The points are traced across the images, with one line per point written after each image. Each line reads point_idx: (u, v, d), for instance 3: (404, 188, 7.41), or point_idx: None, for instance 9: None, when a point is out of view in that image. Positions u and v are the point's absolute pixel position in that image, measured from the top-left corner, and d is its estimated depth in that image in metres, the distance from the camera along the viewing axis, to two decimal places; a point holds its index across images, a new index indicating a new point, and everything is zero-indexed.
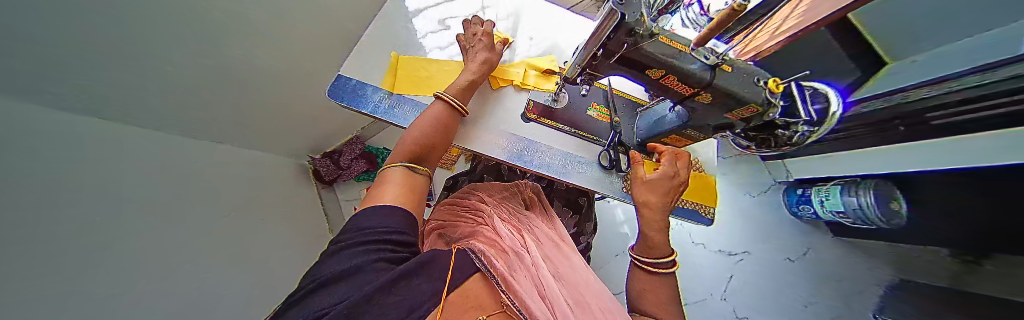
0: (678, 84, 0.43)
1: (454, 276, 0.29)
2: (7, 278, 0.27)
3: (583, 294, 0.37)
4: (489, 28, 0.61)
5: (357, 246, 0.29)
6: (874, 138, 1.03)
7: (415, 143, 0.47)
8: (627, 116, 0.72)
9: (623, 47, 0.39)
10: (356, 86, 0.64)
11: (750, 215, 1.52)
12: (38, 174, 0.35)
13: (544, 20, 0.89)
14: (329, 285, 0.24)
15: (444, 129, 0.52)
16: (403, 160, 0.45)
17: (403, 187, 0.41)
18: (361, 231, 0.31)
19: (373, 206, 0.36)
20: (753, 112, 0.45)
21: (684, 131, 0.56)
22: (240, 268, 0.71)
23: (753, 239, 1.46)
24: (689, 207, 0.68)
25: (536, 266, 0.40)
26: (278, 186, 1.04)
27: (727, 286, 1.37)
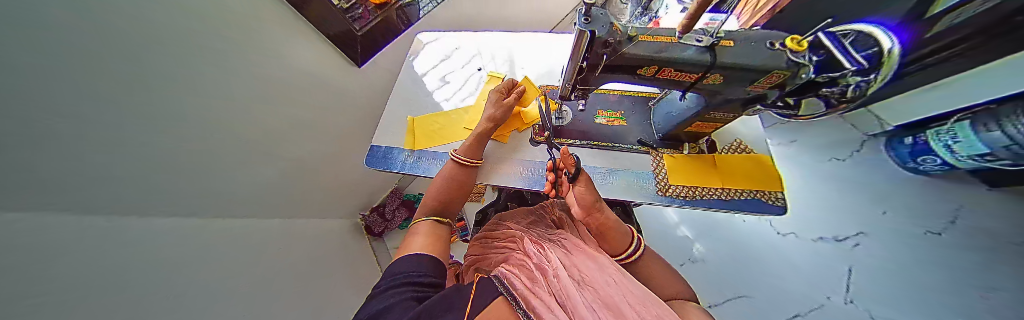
0: (679, 74, 0.41)
1: (473, 307, 0.28)
2: None
3: (613, 295, 0.32)
4: (502, 85, 0.66)
5: (389, 290, 0.32)
6: (974, 58, 0.81)
7: (434, 201, 0.51)
8: (641, 114, 0.68)
9: (604, 58, 0.40)
10: (385, 151, 0.73)
11: (846, 185, 1.22)
12: (117, 269, 0.39)
13: (533, 49, 0.94)
14: None
15: (460, 185, 0.56)
16: (428, 214, 0.50)
17: (430, 237, 0.44)
18: (391, 277, 0.35)
19: (404, 255, 0.40)
20: (780, 79, 0.39)
21: (706, 116, 0.51)
22: None
23: (864, 212, 1.15)
24: (747, 197, 0.58)
25: (559, 279, 0.37)
26: (341, 246, 1.16)
27: (850, 279, 1.03)
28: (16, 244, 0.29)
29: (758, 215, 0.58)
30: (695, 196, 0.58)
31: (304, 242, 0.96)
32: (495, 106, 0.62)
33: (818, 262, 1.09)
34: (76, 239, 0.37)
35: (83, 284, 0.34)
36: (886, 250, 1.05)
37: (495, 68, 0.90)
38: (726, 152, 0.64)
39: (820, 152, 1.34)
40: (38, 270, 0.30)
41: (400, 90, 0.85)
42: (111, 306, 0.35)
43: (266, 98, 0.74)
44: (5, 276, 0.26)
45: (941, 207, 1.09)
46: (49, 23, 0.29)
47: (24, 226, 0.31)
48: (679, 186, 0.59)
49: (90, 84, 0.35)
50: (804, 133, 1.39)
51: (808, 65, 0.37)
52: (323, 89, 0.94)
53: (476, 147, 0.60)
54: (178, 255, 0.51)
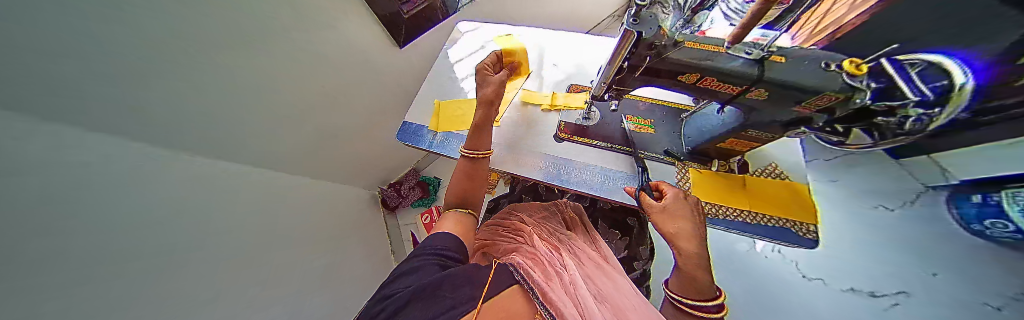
0: (721, 84, 0.40)
1: (490, 288, 0.31)
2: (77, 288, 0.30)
3: (629, 314, 0.38)
4: (490, 61, 0.62)
5: (422, 253, 0.37)
6: None
7: (454, 195, 0.54)
8: (671, 126, 0.67)
9: (646, 60, 0.41)
10: (416, 128, 0.78)
11: (895, 235, 1.10)
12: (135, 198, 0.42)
13: (568, 49, 0.95)
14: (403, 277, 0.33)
15: (475, 179, 0.57)
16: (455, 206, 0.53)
17: (459, 223, 0.49)
18: (425, 244, 0.40)
19: (437, 231, 0.45)
20: (830, 101, 0.37)
21: (743, 133, 0.50)
22: (323, 283, 0.82)
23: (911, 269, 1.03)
24: (775, 225, 0.55)
25: (576, 286, 0.43)
26: (356, 212, 1.24)
27: None
28: (62, 173, 0.33)
29: (784, 245, 0.55)
30: (718, 215, 0.56)
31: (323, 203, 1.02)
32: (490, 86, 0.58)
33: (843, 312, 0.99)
34: (126, 166, 0.43)
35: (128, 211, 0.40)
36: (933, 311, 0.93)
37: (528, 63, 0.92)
38: (758, 175, 0.61)
39: (866, 197, 1.22)
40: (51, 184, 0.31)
41: (436, 74, 0.90)
42: (136, 245, 0.39)
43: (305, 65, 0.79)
44: (48, 201, 0.30)
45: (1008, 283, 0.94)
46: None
47: (83, 163, 0.36)
48: (703, 201, 0.58)
49: (111, 46, 0.40)
50: (852, 176, 1.28)
51: (865, 90, 0.35)
52: (361, 62, 1.00)
53: (475, 139, 0.60)
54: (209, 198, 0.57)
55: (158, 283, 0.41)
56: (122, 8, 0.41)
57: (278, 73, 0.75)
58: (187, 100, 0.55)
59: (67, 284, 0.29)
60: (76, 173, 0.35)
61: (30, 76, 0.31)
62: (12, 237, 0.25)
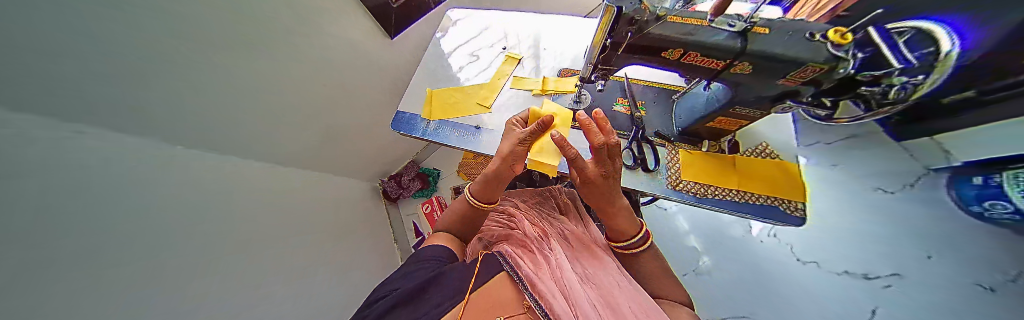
0: (705, 59, 0.40)
1: (477, 278, 0.38)
2: (68, 264, 0.30)
3: (615, 295, 0.41)
4: (523, 115, 0.59)
5: (415, 260, 0.45)
6: None
7: (445, 227, 0.58)
8: (662, 108, 0.66)
9: (628, 37, 0.40)
10: (409, 117, 0.79)
11: (912, 208, 0.82)
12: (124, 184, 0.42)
13: (561, 34, 0.94)
14: (402, 276, 0.42)
15: (468, 223, 0.58)
16: (444, 228, 0.58)
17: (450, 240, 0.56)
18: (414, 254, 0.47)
19: (432, 243, 0.51)
20: (814, 73, 0.37)
21: (731, 110, 0.49)
22: (326, 273, 0.83)
23: None
24: (764, 203, 0.56)
25: (562, 269, 0.45)
26: (357, 204, 1.25)
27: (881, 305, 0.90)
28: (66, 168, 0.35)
29: (773, 223, 0.55)
30: (707, 195, 0.57)
31: (321, 195, 1.03)
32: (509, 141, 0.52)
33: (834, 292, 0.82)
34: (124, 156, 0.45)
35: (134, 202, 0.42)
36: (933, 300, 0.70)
37: (521, 49, 0.91)
38: (749, 155, 0.61)
39: (865, 175, 0.93)
40: (39, 166, 0.31)
41: (429, 62, 0.89)
42: (133, 227, 0.40)
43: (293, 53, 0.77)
44: (60, 196, 0.32)
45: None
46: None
47: (65, 146, 0.35)
48: (693, 182, 0.58)
49: (111, 46, 0.40)
50: (857, 154, 0.98)
51: (849, 60, 0.35)
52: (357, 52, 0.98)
53: (487, 188, 0.54)
54: (210, 191, 0.59)
55: (157, 267, 0.41)
56: (122, 8, 0.40)
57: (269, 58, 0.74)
58: (186, 99, 0.55)
59: (82, 275, 0.31)
60: (77, 175, 0.35)
61: (30, 74, 0.31)
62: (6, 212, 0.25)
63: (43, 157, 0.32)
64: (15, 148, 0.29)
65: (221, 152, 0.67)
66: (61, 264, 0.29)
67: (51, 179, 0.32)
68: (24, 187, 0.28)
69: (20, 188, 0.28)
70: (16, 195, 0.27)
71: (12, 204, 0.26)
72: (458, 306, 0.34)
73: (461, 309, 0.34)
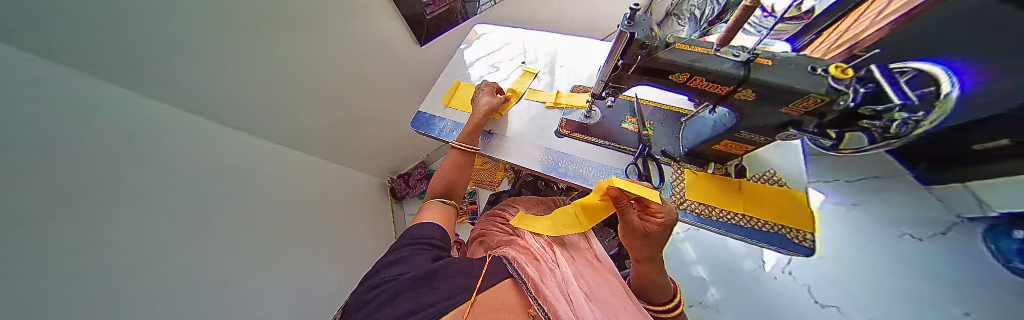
0: (710, 84, 0.43)
1: (485, 279, 0.38)
2: (72, 229, 0.31)
3: (619, 314, 0.42)
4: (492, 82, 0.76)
5: (408, 245, 0.45)
6: None
7: (439, 186, 0.60)
8: (670, 129, 0.68)
9: (638, 59, 0.44)
10: (428, 118, 0.84)
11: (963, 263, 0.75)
12: (141, 157, 0.45)
13: (577, 54, 0.99)
14: (400, 264, 0.41)
15: (461, 169, 0.64)
16: (440, 196, 0.59)
17: (444, 212, 0.57)
18: (410, 237, 0.47)
19: (422, 222, 0.52)
20: (816, 104, 0.39)
21: (737, 134, 0.51)
22: (325, 264, 0.85)
23: None
24: (769, 229, 0.55)
25: (567, 283, 0.45)
26: (365, 198, 1.30)
27: None
28: (97, 144, 0.38)
29: (780, 251, 0.54)
30: (710, 216, 0.57)
31: (333, 185, 1.08)
32: (492, 98, 0.71)
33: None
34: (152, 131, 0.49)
35: (153, 179, 0.45)
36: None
37: (538, 64, 0.97)
38: (755, 181, 0.61)
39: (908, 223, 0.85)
40: (57, 131, 0.33)
41: (451, 70, 0.97)
42: (141, 197, 0.42)
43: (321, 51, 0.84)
44: (79, 172, 0.34)
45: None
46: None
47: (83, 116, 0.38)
48: (697, 202, 0.59)
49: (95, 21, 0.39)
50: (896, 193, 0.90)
51: (851, 93, 0.36)
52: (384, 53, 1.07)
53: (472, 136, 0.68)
54: (226, 172, 0.63)
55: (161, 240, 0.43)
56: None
57: (302, 55, 0.81)
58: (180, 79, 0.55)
59: (83, 241, 0.32)
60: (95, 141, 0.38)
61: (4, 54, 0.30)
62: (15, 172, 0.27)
63: (59, 121, 0.34)
64: (25, 121, 0.30)
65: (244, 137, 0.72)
66: (64, 228, 0.31)
67: (74, 157, 0.34)
68: (43, 163, 0.30)
69: (38, 162, 0.30)
70: (29, 170, 0.29)
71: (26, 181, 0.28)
72: (464, 304, 0.33)
73: (466, 306, 0.33)
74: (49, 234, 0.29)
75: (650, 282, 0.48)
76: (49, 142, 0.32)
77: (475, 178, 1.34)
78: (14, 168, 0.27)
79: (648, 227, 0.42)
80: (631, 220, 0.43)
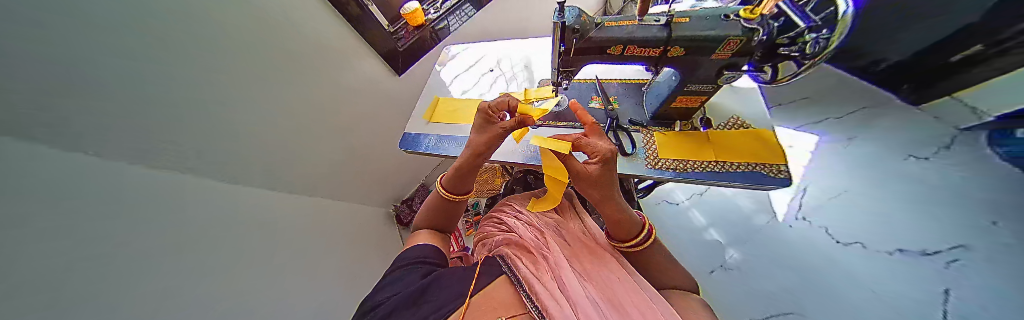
0: (642, 50, 0.48)
1: (476, 283, 0.40)
2: (110, 262, 0.35)
3: (617, 289, 0.41)
4: (495, 103, 0.56)
5: (404, 267, 0.48)
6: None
7: (425, 215, 0.64)
8: (634, 99, 0.73)
9: (575, 43, 0.50)
10: (414, 136, 0.90)
11: (900, 189, 1.08)
12: (164, 204, 0.49)
13: (542, 53, 1.08)
14: (394, 285, 0.43)
15: (445, 213, 0.64)
16: (423, 226, 0.63)
17: (434, 237, 0.60)
18: (405, 259, 0.50)
19: (412, 245, 0.56)
20: (736, 44, 0.44)
21: (687, 89, 0.55)
22: (345, 291, 0.87)
23: (923, 215, 1.02)
24: (743, 170, 0.57)
25: (561, 267, 0.45)
26: (375, 227, 1.33)
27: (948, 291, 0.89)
28: (128, 198, 0.44)
29: (758, 188, 0.56)
30: (684, 169, 0.59)
31: (339, 219, 1.11)
32: (480, 136, 0.56)
33: (897, 280, 0.93)
34: (170, 182, 0.54)
35: (188, 226, 0.51)
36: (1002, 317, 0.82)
37: (507, 69, 1.05)
38: (721, 128, 0.64)
39: (893, 148, 1.18)
40: (76, 186, 0.37)
41: (429, 89, 1.04)
42: (169, 237, 0.46)
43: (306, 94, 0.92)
44: (109, 219, 0.39)
45: (988, 209, 0.98)
46: (111, 81, 0.44)
47: (96, 172, 0.42)
48: (669, 159, 0.62)
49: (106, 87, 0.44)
50: (880, 122, 1.26)
51: (759, 29, 0.41)
52: (368, 89, 1.15)
53: (459, 183, 0.59)
54: (241, 215, 0.67)
55: (191, 275, 0.46)
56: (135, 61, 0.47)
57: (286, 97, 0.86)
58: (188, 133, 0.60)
59: (127, 276, 0.36)
60: (113, 192, 0.42)
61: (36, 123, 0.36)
62: (43, 214, 0.31)
63: (78, 177, 0.38)
64: (40, 176, 0.33)
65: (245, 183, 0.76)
66: (102, 261, 0.34)
67: (104, 206, 0.39)
68: (105, 223, 0.38)
69: (77, 218, 0.34)
70: (73, 225, 0.33)
71: (74, 237, 0.33)
72: (458, 310, 0.35)
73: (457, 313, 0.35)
74: (107, 270, 0.34)
75: (616, 223, 0.48)
76: (72, 194, 0.36)
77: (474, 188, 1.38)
78: (44, 215, 0.31)
79: (584, 169, 0.45)
80: (572, 169, 0.46)
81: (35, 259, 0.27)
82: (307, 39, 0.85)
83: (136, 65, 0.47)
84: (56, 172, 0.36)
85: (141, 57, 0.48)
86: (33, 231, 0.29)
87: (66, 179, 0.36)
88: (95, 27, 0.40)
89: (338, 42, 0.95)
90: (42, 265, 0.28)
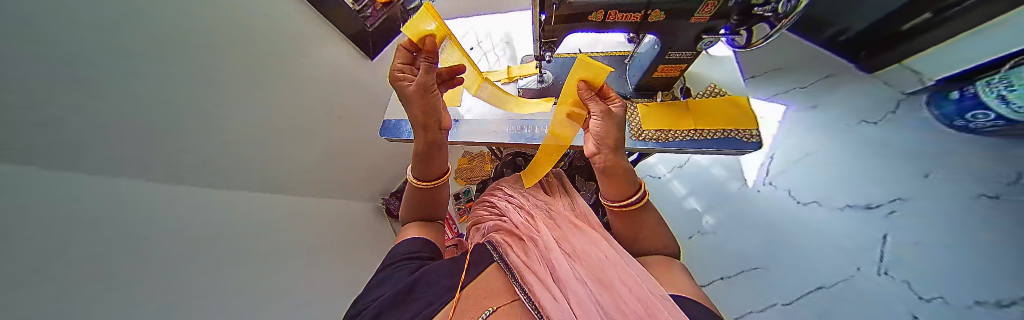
0: (624, 15, 0.47)
1: (466, 277, 0.40)
2: (88, 262, 0.32)
3: (604, 265, 0.41)
4: (403, 60, 0.52)
5: (394, 264, 0.47)
6: (982, 11, 0.94)
7: (409, 209, 0.61)
8: (617, 72, 0.73)
9: (555, 8, 0.47)
10: (398, 123, 0.85)
11: (860, 150, 1.18)
12: (154, 207, 0.45)
13: (523, 29, 1.05)
14: (384, 283, 0.43)
15: (428, 207, 0.61)
16: (412, 219, 0.61)
17: (422, 229, 0.59)
18: (393, 256, 0.49)
19: (403, 239, 0.55)
20: (714, 7, 0.43)
21: (667, 57, 0.56)
22: (340, 288, 0.83)
23: (881, 174, 1.12)
24: (719, 137, 0.60)
25: (549, 248, 0.46)
26: (368, 221, 1.27)
27: (886, 248, 0.99)
28: (108, 200, 0.39)
29: (733, 152, 0.59)
30: (665, 139, 0.61)
31: (334, 213, 1.06)
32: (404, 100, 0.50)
33: (842, 238, 1.05)
34: (162, 184, 0.50)
35: (178, 225, 0.47)
36: (927, 260, 0.93)
37: (488, 46, 1.00)
38: (700, 97, 0.66)
39: (849, 114, 1.28)
40: (52, 186, 0.33)
41: None
42: (159, 237, 0.43)
43: (298, 82, 0.84)
44: (84, 220, 0.35)
45: (927, 164, 1.08)
46: (104, 80, 0.37)
47: (84, 173, 0.38)
48: (651, 130, 0.63)
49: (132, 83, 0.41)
50: (841, 90, 1.35)
51: None
52: (354, 75, 1.07)
53: (425, 166, 0.56)
54: (233, 214, 0.62)
55: (181, 277, 0.43)
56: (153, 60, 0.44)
57: (284, 89, 0.79)
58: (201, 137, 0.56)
59: (105, 279, 0.33)
60: (90, 192, 0.38)
61: (62, 121, 0.34)
62: (15, 208, 0.27)
63: (55, 176, 0.34)
64: (19, 171, 0.30)
65: (247, 185, 0.71)
66: (78, 261, 0.31)
67: (79, 208, 0.35)
68: (105, 220, 0.37)
69: (51, 216, 0.31)
70: (46, 224, 0.30)
71: (46, 236, 0.29)
72: (449, 304, 0.36)
73: (450, 308, 0.35)
74: (82, 268, 0.31)
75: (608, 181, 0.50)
76: (42, 192, 0.32)
77: (465, 175, 1.36)
78: (20, 209, 0.28)
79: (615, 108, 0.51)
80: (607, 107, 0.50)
81: (12, 256, 0.25)
82: (277, 30, 0.77)
83: (135, 65, 0.42)
84: (37, 170, 0.32)
85: (140, 59, 0.42)
86: (33, 225, 0.28)
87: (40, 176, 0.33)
88: (90, 24, 0.35)
89: (300, 22, 0.86)
90: (50, 261, 0.28)
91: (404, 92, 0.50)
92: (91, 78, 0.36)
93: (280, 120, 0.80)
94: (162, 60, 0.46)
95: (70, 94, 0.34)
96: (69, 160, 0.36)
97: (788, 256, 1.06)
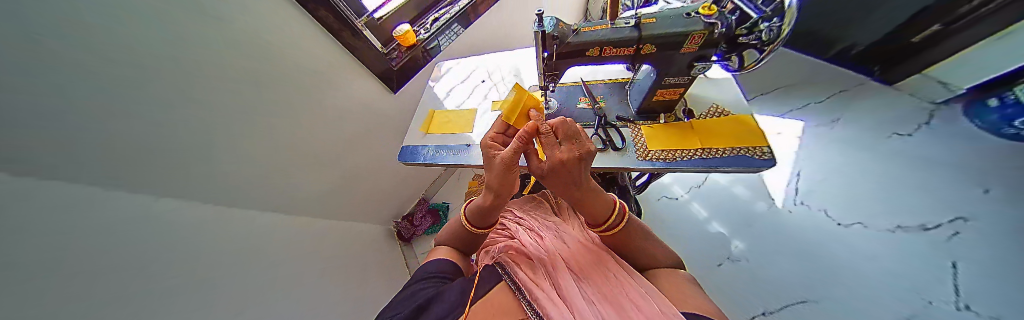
0: (618, 49, 0.52)
1: (476, 292, 0.41)
2: (85, 291, 0.34)
3: (615, 288, 0.41)
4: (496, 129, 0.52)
5: (417, 282, 0.48)
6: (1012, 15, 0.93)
7: (444, 233, 0.63)
8: (618, 96, 0.77)
9: (556, 47, 0.54)
10: (413, 149, 0.92)
11: (903, 165, 1.12)
12: (165, 233, 0.49)
13: (530, 63, 1.15)
14: (406, 300, 0.44)
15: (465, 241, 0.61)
16: (444, 242, 0.63)
17: (452, 252, 0.60)
18: (422, 273, 0.51)
19: (431, 259, 0.56)
20: (701, 38, 0.48)
21: (665, 82, 0.59)
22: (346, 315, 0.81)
23: (928, 193, 1.04)
24: (728, 155, 0.60)
25: (559, 269, 0.46)
26: (379, 245, 1.28)
27: (957, 277, 0.87)
28: (124, 229, 0.43)
29: (744, 170, 0.58)
30: (672, 158, 0.62)
31: (346, 237, 1.09)
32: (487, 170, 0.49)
33: (904, 265, 0.92)
34: (176, 211, 0.54)
35: (182, 253, 0.50)
36: (998, 291, 0.83)
37: (499, 78, 1.10)
38: (703, 117, 0.68)
39: (875, 127, 1.24)
40: (74, 215, 0.37)
41: (423, 103, 1.07)
42: (160, 265, 0.45)
43: (326, 115, 0.93)
44: (95, 248, 0.37)
45: (981, 177, 1.02)
46: (113, 112, 0.41)
47: (110, 203, 0.43)
48: (657, 150, 0.64)
49: (138, 116, 0.46)
50: (861, 104, 1.33)
51: (718, 24, 0.46)
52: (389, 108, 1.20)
53: (481, 217, 0.56)
54: (242, 240, 0.65)
55: (175, 306, 0.44)
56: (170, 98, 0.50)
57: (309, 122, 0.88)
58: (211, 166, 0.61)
59: (99, 308, 0.34)
60: (111, 221, 0.41)
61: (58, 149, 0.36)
62: (25, 240, 0.30)
63: (78, 206, 0.38)
64: (38, 202, 0.34)
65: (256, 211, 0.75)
66: (75, 290, 0.33)
67: (94, 236, 0.38)
68: (114, 249, 0.40)
69: (59, 245, 0.33)
70: (52, 253, 0.32)
71: (47, 266, 0.31)
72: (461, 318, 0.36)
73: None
74: (79, 297, 0.33)
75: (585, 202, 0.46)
76: (61, 222, 0.35)
77: None
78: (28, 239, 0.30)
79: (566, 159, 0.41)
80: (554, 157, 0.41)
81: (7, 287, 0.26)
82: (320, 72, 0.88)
83: (159, 102, 0.49)
84: (55, 198, 0.36)
85: (160, 98, 0.49)
86: (40, 232, 0.32)
87: (64, 207, 0.36)
88: (112, 69, 0.41)
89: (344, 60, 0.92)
90: (47, 291, 0.30)
91: (489, 160, 0.49)
92: (81, 67, 0.37)
93: (298, 150, 0.87)
94: (177, 97, 0.52)
95: (67, 84, 0.36)
96: (65, 155, 0.38)
97: (846, 285, 0.93)
